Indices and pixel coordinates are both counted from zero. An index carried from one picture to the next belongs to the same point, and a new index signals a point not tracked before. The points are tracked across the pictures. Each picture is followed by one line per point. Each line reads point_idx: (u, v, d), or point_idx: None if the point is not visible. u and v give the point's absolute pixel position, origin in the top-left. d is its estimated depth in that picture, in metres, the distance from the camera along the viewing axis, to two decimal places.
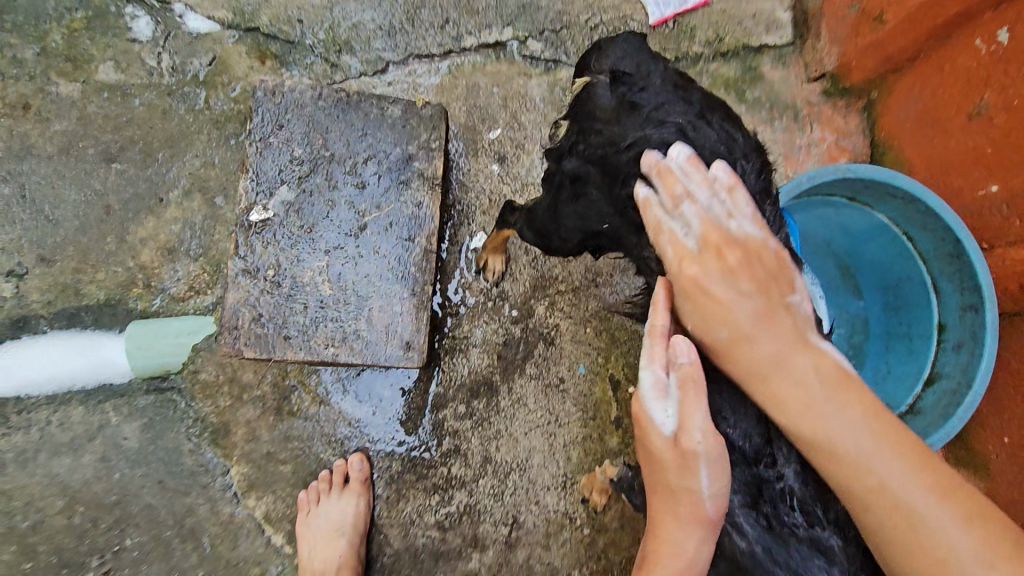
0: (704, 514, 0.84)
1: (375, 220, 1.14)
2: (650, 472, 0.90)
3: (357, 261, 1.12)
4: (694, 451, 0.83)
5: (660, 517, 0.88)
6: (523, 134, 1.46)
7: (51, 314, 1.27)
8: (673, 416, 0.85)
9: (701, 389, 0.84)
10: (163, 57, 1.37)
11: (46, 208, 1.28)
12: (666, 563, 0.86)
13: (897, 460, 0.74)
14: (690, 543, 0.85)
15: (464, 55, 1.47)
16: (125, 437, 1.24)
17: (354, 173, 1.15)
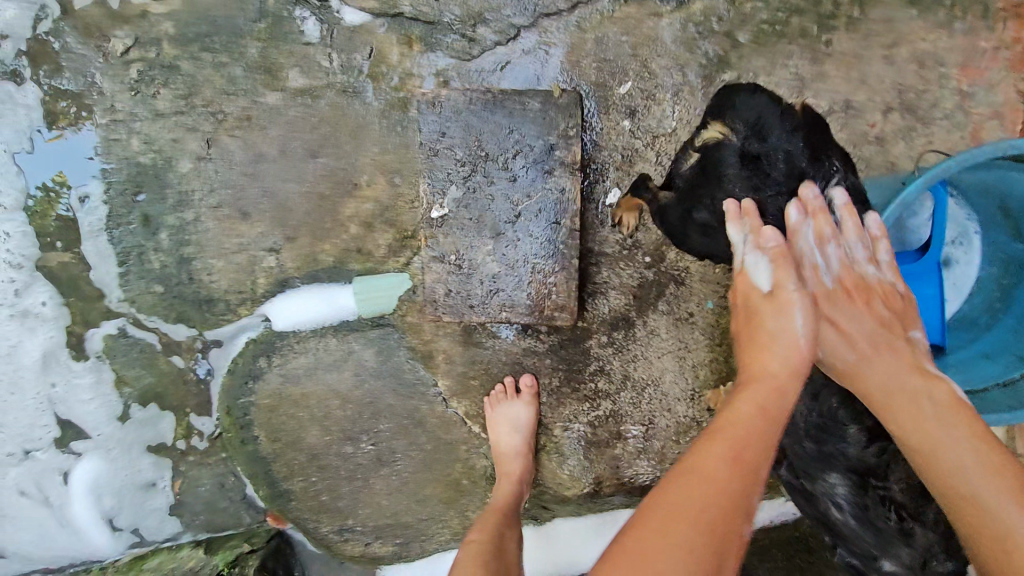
0: (797, 345, 1.23)
1: (528, 208, 1.35)
2: (748, 336, 1.30)
3: (516, 244, 1.37)
4: (788, 296, 1.28)
5: (755, 359, 1.26)
6: (655, 83, 1.50)
7: (302, 275, 1.75)
8: (770, 278, 1.31)
9: (789, 260, 1.31)
10: (332, 56, 1.60)
11: (280, 197, 1.69)
12: (762, 375, 1.21)
13: (981, 466, 1.09)
14: (780, 363, 1.23)
15: (592, 5, 1.48)
16: (366, 360, 1.75)
17: (506, 168, 1.34)
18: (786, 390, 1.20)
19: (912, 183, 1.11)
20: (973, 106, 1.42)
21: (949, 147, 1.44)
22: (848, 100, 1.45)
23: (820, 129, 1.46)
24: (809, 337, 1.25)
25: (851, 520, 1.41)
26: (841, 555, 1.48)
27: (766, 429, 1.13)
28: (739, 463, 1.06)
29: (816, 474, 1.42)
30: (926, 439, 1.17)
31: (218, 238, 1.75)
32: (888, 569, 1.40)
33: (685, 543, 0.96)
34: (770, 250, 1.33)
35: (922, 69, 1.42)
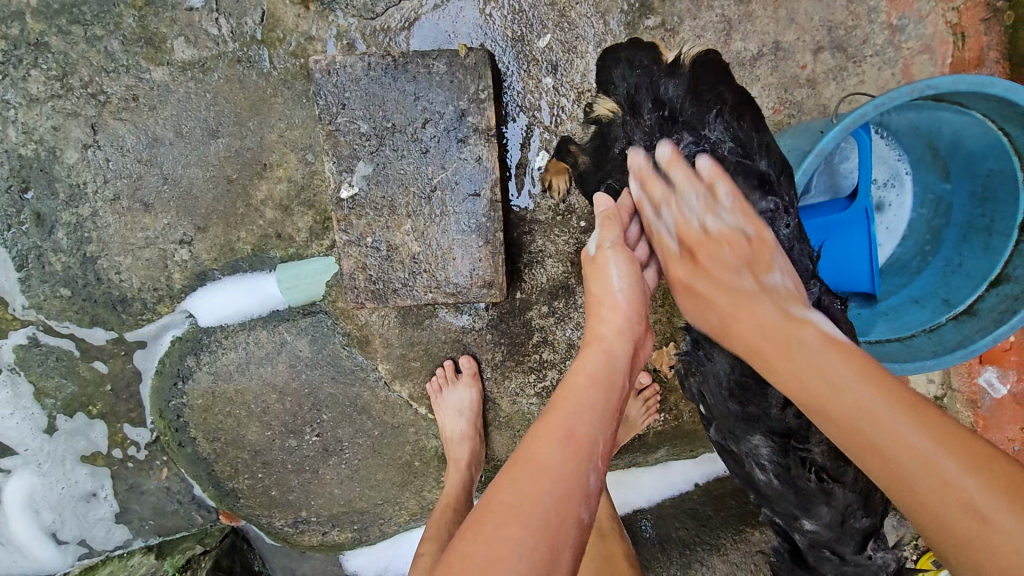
0: (618, 304, 1.07)
1: (444, 180, 1.27)
2: (584, 309, 1.13)
3: (436, 220, 1.29)
4: (603, 255, 1.11)
5: (587, 329, 1.09)
6: (575, 34, 1.40)
7: (220, 266, 1.63)
8: (594, 242, 1.14)
9: (616, 219, 1.12)
10: (220, 22, 1.44)
11: (184, 183, 1.55)
12: (590, 347, 1.05)
13: (911, 423, 0.83)
14: (607, 325, 1.07)
15: None
16: (300, 350, 1.66)
17: (416, 139, 1.25)
18: (618, 355, 1.03)
19: (835, 130, 1.02)
20: (904, 40, 1.36)
21: (881, 86, 1.38)
22: (777, 41, 1.37)
23: (751, 74, 1.39)
24: (631, 293, 1.08)
25: (775, 482, 1.14)
26: (767, 518, 1.25)
27: (591, 393, 0.96)
28: (573, 438, 0.90)
29: (740, 436, 1.15)
30: (828, 394, 0.88)
31: (122, 233, 1.61)
32: (809, 529, 1.15)
33: (517, 546, 0.79)
34: (599, 214, 1.14)
35: (852, 3, 1.35)
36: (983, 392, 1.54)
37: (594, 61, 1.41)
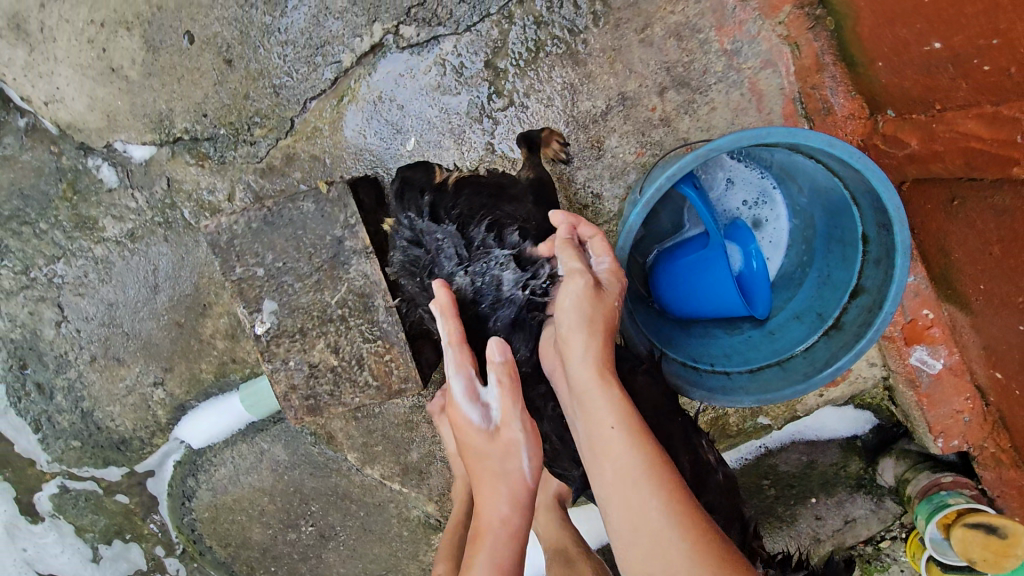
0: (524, 484, 1.21)
1: (342, 300, 1.40)
2: (475, 463, 1.24)
3: (344, 335, 1.43)
4: (512, 437, 1.20)
5: (480, 487, 1.22)
6: (436, 131, 1.49)
7: (193, 396, 1.82)
8: (497, 412, 1.21)
9: (515, 381, 1.18)
10: (137, 195, 1.63)
11: (144, 335, 1.75)
12: (499, 485, 1.21)
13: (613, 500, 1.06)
14: (513, 464, 1.21)
15: (351, 74, 1.47)
16: (278, 454, 1.84)
17: (305, 273, 1.39)
18: (515, 525, 1.20)
19: (640, 205, 1.14)
20: (742, 62, 1.40)
21: (733, 108, 1.43)
22: (621, 92, 1.45)
23: (606, 128, 1.48)
24: (535, 472, 1.22)
25: None
26: None
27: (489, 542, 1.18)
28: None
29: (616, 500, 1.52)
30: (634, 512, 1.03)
31: (106, 386, 1.83)
32: None
33: None
34: (496, 368, 1.17)
35: (682, 41, 1.40)
36: (918, 371, 1.54)
37: (459, 156, 1.49)
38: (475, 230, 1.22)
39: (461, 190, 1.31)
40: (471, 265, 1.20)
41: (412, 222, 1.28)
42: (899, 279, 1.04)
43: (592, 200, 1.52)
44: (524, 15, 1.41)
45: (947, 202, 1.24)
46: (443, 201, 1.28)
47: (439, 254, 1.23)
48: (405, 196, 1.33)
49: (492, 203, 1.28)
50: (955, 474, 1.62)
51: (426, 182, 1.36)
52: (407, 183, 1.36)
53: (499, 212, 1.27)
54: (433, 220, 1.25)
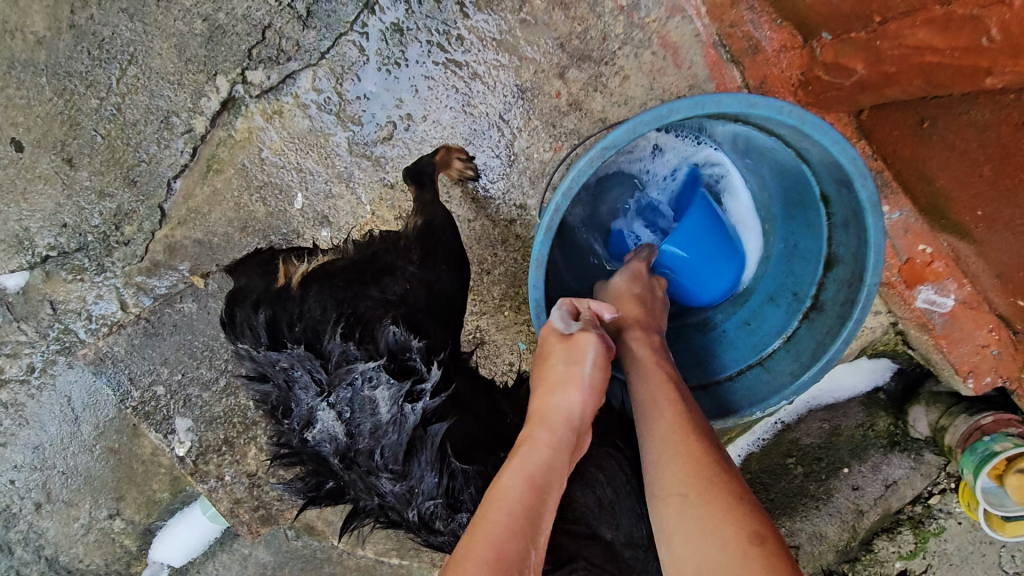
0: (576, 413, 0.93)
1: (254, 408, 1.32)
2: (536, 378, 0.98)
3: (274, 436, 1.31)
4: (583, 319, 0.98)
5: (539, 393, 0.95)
6: (323, 180, 1.29)
7: (158, 517, 1.64)
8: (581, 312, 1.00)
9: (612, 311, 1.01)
10: (25, 327, 1.43)
11: (82, 470, 1.57)
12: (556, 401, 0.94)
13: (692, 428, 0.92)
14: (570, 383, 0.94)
15: (209, 140, 1.27)
16: (262, 556, 1.68)
17: (209, 380, 1.32)
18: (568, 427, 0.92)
19: (540, 233, 0.95)
20: (645, 16, 1.18)
21: (647, 72, 1.22)
22: (518, 85, 1.24)
23: (511, 129, 1.27)
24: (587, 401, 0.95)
25: None
26: None
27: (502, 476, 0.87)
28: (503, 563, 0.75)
29: None
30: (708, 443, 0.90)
31: (63, 528, 1.60)
32: None
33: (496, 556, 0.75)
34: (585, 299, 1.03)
35: (570, 9, 1.19)
36: (928, 313, 1.33)
37: (356, 200, 1.30)
38: (329, 342, 1.11)
39: (309, 289, 1.15)
40: (334, 391, 1.06)
41: (252, 348, 1.13)
42: (877, 253, 0.90)
43: (518, 212, 1.33)
44: (381, 24, 1.19)
45: (915, 125, 1.04)
46: (287, 310, 1.14)
47: (295, 383, 1.10)
48: (238, 318, 1.15)
49: (349, 295, 1.15)
50: (995, 412, 1.40)
51: (268, 287, 1.16)
52: (240, 296, 1.17)
53: (359, 306, 1.14)
54: (276, 345, 1.12)
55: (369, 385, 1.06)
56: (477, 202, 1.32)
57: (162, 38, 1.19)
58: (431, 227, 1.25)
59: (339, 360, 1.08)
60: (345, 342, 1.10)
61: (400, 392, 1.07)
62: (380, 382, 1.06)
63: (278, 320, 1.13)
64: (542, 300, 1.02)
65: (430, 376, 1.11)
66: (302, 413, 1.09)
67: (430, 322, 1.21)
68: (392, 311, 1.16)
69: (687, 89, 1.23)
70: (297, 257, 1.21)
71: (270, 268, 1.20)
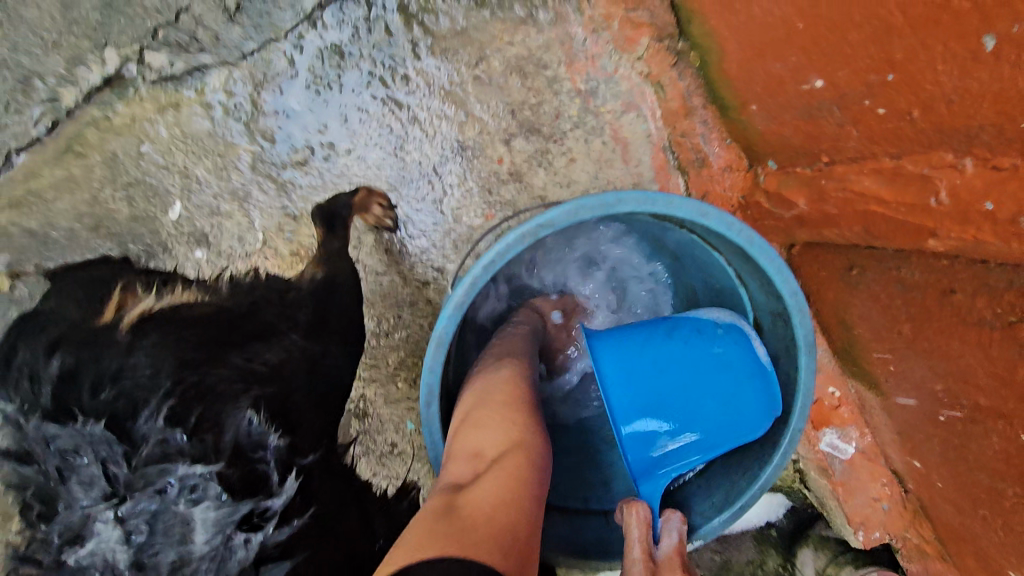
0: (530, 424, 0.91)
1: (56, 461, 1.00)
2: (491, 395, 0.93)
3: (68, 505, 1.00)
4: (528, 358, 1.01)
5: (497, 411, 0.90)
6: (215, 193, 1.10)
7: None
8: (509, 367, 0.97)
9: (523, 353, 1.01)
10: None
11: None
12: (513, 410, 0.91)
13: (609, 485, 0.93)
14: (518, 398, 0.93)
15: (77, 116, 1.04)
16: None
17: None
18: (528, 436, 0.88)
19: (449, 307, 0.81)
20: (600, 104, 1.14)
21: (595, 160, 1.17)
22: (460, 141, 1.14)
23: (444, 185, 1.16)
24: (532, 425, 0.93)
25: None
26: None
27: (481, 540, 0.69)
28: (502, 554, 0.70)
29: None
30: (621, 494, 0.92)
31: None
32: None
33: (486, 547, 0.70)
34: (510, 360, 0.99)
35: (526, 79, 1.12)
36: (830, 457, 1.32)
37: (246, 223, 1.11)
38: (144, 424, 1.03)
39: (143, 337, 1.05)
40: (132, 497, 1.02)
41: (19, 416, 0.99)
42: (808, 399, 0.86)
43: (434, 275, 1.19)
44: (319, 42, 1.07)
45: (843, 271, 1.03)
46: (87, 369, 1.02)
47: (73, 473, 1.00)
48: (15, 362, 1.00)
49: (201, 359, 1.06)
50: (879, 568, 1.34)
51: (86, 322, 1.04)
52: (36, 330, 1.03)
53: (205, 377, 1.06)
54: (58, 415, 1.00)
55: (189, 498, 1.04)
56: (389, 254, 1.17)
57: None
58: (330, 287, 1.15)
59: (155, 450, 1.03)
60: (167, 429, 1.04)
61: (229, 517, 1.05)
62: (204, 497, 1.04)
63: (79, 373, 1.02)
64: (439, 386, 0.86)
65: (279, 493, 1.09)
66: (70, 522, 0.99)
67: (308, 412, 1.13)
68: (254, 393, 1.09)
69: (632, 185, 1.18)
70: (143, 285, 1.08)
71: (97, 294, 1.06)
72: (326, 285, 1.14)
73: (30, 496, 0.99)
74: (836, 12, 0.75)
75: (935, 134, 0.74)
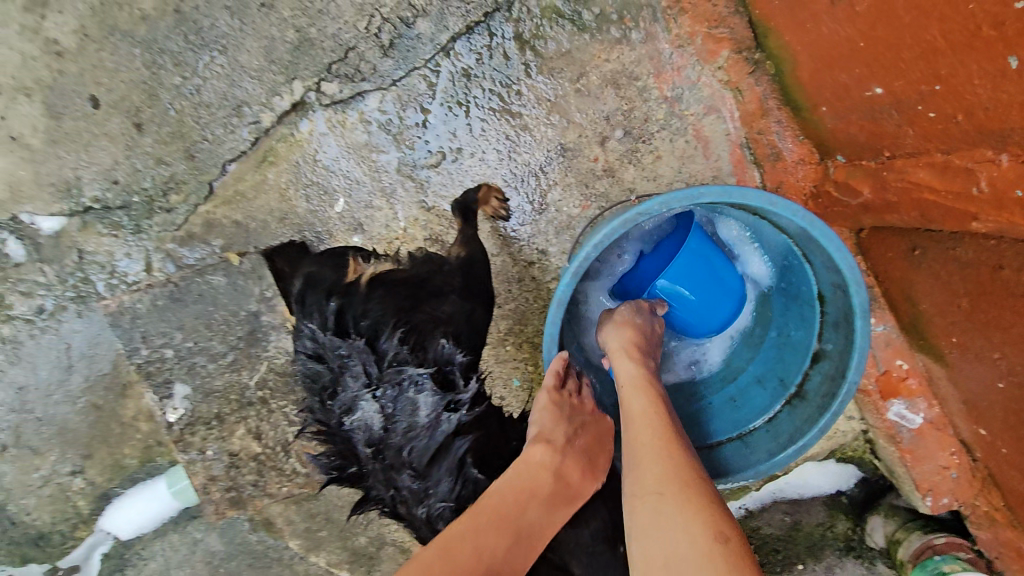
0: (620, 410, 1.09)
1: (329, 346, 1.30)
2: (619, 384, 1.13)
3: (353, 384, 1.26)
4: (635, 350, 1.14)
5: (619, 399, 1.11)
6: (368, 192, 1.39)
7: (119, 483, 1.63)
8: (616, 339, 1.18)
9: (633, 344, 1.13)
10: (47, 269, 1.49)
11: (59, 420, 1.57)
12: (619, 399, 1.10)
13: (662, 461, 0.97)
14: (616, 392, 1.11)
15: (271, 133, 1.36)
16: (213, 545, 1.66)
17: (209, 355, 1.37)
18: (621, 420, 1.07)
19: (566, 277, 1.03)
20: (685, 108, 1.32)
21: (679, 157, 1.34)
22: (562, 143, 1.36)
23: (548, 180, 1.38)
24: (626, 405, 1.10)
25: None
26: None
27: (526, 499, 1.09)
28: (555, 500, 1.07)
29: None
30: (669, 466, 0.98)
31: (18, 478, 1.60)
32: None
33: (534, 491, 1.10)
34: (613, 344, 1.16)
35: (620, 89, 1.32)
36: (898, 426, 1.42)
37: (391, 215, 1.40)
38: (386, 342, 1.26)
39: (375, 291, 1.30)
40: (381, 387, 1.25)
41: (321, 338, 1.29)
42: (860, 355, 0.99)
43: (538, 256, 1.43)
44: (452, 67, 1.32)
45: (907, 252, 1.16)
46: (352, 304, 1.28)
47: (347, 370, 1.26)
48: (309, 299, 1.31)
49: (407, 307, 1.30)
50: (948, 534, 1.43)
51: (337, 280, 1.32)
52: (313, 282, 1.33)
53: (415, 319, 1.29)
54: (341, 333, 1.27)
55: (416, 387, 1.26)
56: (501, 239, 1.41)
57: (253, 38, 1.30)
58: (471, 261, 1.39)
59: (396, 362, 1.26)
60: (402, 352, 1.26)
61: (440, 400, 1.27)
62: (425, 387, 1.26)
63: (345, 311, 1.28)
64: (555, 336, 1.14)
65: (466, 390, 1.32)
66: (346, 398, 1.26)
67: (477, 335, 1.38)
68: (445, 329, 1.32)
69: (711, 178, 1.35)
70: (362, 257, 1.39)
71: (339, 260, 1.38)
72: (466, 262, 1.39)
73: (321, 383, 1.30)
74: (893, 31, 0.94)
75: (977, 133, 0.90)
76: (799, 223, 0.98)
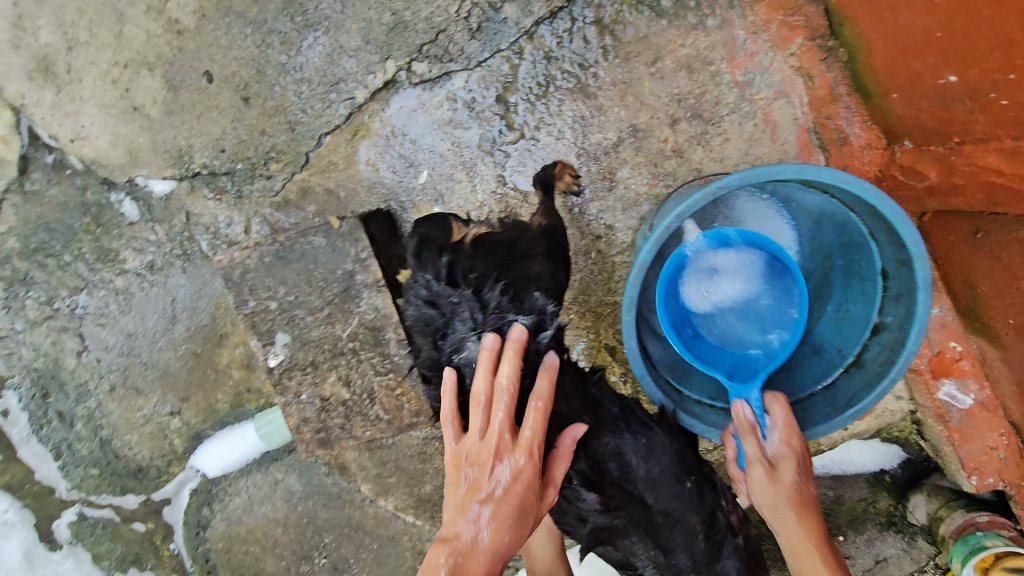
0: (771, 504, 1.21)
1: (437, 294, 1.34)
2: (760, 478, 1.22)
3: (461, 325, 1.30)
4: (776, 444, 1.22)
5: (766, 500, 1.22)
6: (450, 165, 1.50)
7: (209, 425, 1.79)
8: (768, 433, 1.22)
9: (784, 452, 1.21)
10: (157, 228, 1.65)
11: (162, 364, 1.75)
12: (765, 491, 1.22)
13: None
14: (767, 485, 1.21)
15: (364, 109, 1.49)
16: (292, 485, 1.83)
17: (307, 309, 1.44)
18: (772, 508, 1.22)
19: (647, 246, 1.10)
20: (755, 93, 1.38)
21: (747, 139, 1.41)
22: (633, 124, 1.44)
23: (618, 159, 1.46)
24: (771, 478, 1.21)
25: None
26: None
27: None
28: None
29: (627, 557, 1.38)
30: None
31: (124, 416, 1.79)
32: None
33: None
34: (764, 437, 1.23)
35: (693, 74, 1.40)
36: (948, 406, 1.47)
37: (470, 187, 1.50)
38: (490, 293, 1.30)
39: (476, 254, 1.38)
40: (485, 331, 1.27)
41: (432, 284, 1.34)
42: (921, 325, 1.07)
43: (604, 231, 1.51)
44: (535, 50, 1.42)
45: (970, 235, 1.21)
46: (460, 260, 1.34)
47: (456, 315, 1.30)
48: (424, 256, 1.38)
49: (507, 264, 1.36)
50: (992, 514, 1.52)
51: (446, 240, 1.41)
52: (426, 242, 1.41)
53: (512, 274, 1.35)
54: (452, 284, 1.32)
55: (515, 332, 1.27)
56: (571, 214, 1.50)
57: (353, 20, 1.43)
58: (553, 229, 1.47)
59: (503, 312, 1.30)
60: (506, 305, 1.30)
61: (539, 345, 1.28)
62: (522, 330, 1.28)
63: (455, 266, 1.34)
64: (635, 300, 1.16)
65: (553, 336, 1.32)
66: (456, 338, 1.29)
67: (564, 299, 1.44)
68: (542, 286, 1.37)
69: (777, 161, 1.40)
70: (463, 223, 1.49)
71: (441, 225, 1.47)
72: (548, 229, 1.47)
73: (434, 326, 1.34)
74: (973, 27, 0.97)
75: None
76: (871, 201, 1.04)
